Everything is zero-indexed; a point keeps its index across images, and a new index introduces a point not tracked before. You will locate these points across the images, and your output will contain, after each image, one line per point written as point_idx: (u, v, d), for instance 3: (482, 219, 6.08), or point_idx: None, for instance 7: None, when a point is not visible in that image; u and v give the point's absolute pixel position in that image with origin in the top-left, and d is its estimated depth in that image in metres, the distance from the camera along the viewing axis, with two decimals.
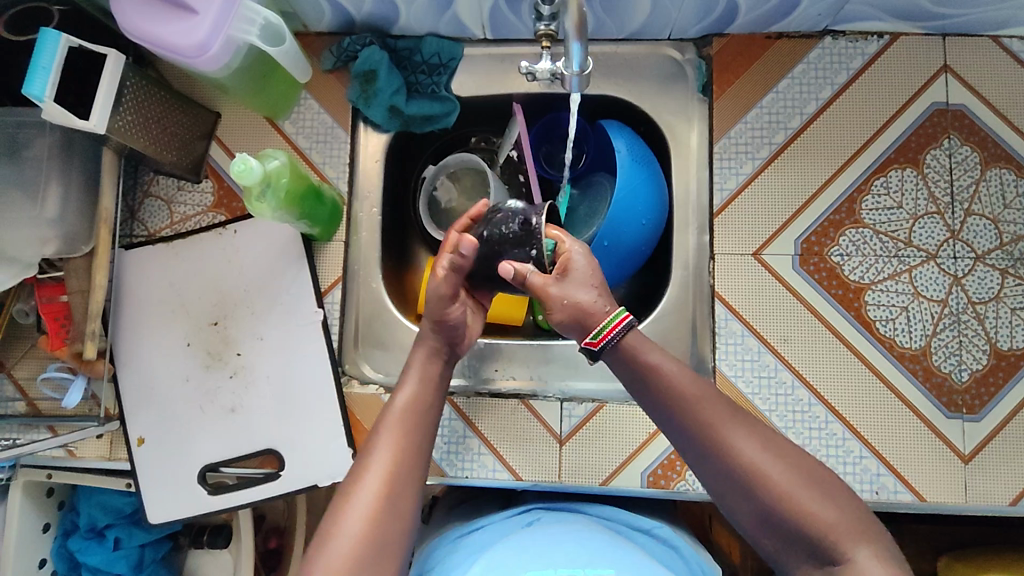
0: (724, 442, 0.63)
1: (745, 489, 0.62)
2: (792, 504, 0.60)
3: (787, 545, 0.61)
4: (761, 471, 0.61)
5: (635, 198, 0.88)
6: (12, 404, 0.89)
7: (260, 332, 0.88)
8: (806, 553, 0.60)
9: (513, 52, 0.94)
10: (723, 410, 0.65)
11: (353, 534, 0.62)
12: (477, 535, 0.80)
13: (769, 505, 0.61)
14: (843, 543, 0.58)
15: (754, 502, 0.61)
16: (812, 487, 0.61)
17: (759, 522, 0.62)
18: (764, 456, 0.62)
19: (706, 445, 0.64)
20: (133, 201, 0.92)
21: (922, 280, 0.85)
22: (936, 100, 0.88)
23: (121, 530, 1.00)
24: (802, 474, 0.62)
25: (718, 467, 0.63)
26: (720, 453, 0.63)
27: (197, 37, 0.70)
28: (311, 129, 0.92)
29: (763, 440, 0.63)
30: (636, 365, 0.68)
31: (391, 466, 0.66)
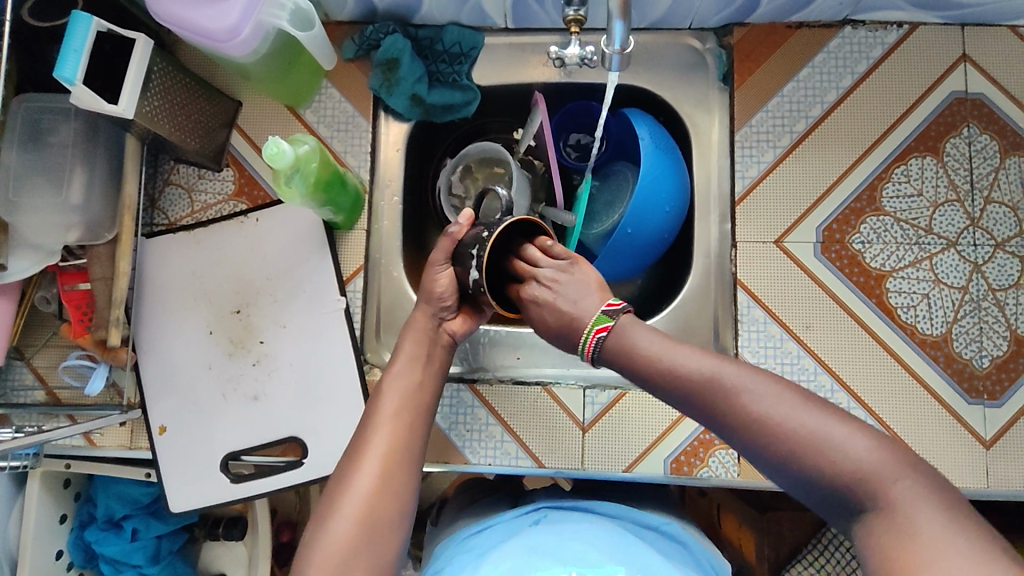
0: (731, 394, 0.58)
1: (760, 438, 0.56)
2: (818, 446, 0.53)
3: (822, 496, 0.54)
4: (774, 416, 0.55)
5: (658, 186, 0.88)
6: (32, 393, 0.88)
7: (283, 320, 0.88)
8: (843, 501, 0.53)
9: (534, 42, 0.94)
10: (724, 363, 0.60)
11: (351, 516, 0.59)
12: (483, 536, 0.75)
13: (787, 453, 0.54)
14: (883, 480, 0.51)
15: (773, 450, 0.55)
16: (834, 425, 0.54)
17: (785, 475, 0.55)
18: (776, 400, 0.56)
19: (715, 401, 0.58)
20: (154, 189, 0.92)
21: (943, 267, 0.86)
22: (955, 89, 0.89)
23: (138, 521, 1.00)
24: (819, 410, 0.55)
25: (728, 422, 0.58)
26: (727, 407, 0.58)
27: (229, 21, 0.70)
28: (333, 118, 0.92)
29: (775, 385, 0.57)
30: (627, 341, 0.64)
31: (384, 449, 0.64)
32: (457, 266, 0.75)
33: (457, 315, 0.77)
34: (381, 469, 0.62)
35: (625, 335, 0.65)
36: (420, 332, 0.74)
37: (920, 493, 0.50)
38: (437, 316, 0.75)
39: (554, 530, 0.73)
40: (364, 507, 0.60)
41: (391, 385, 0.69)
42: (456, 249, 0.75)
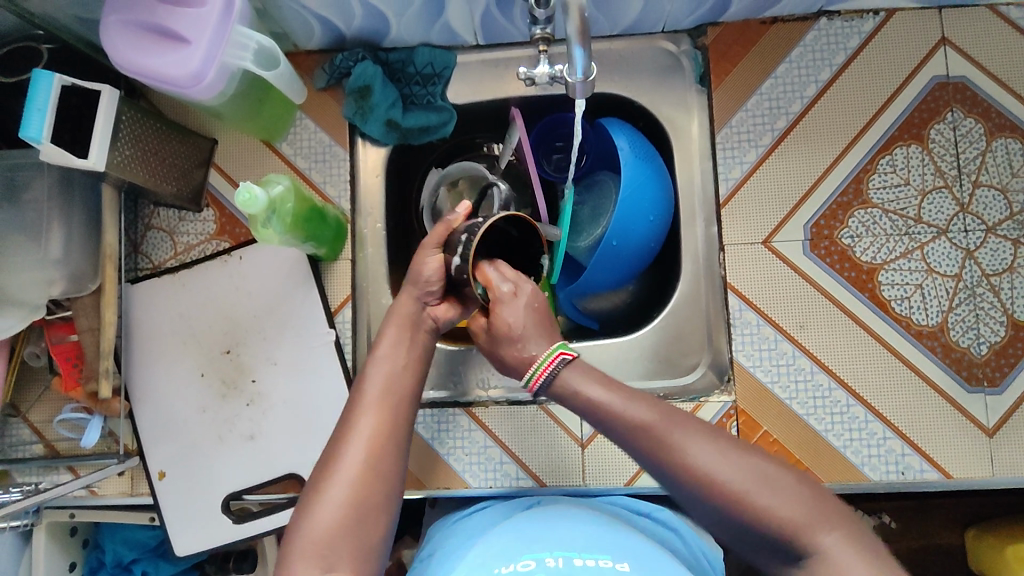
0: (670, 450, 0.59)
1: (696, 493, 0.58)
2: (746, 502, 0.56)
3: (748, 544, 0.58)
4: (713, 475, 0.57)
5: (641, 195, 0.87)
6: (29, 447, 0.88)
7: (274, 357, 0.87)
8: (771, 549, 0.56)
9: (506, 57, 0.93)
10: (674, 417, 0.61)
11: (339, 501, 0.58)
12: (475, 521, 0.77)
13: (719, 506, 0.57)
14: (806, 534, 0.55)
15: (706, 505, 0.57)
16: (766, 480, 0.57)
17: (717, 526, 0.58)
18: (718, 458, 0.58)
19: (657, 457, 0.59)
20: (135, 234, 0.91)
21: (934, 256, 0.84)
22: (936, 74, 0.87)
23: (147, 564, 1.00)
24: (754, 468, 0.58)
25: (672, 477, 0.59)
26: (670, 462, 0.59)
27: (192, 67, 0.70)
28: (309, 149, 0.91)
29: (717, 443, 0.59)
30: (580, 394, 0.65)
31: (377, 432, 0.63)
32: (447, 252, 0.73)
33: (442, 301, 0.75)
34: (370, 452, 0.61)
35: (561, 387, 0.66)
36: (405, 316, 0.72)
37: (843, 544, 0.54)
38: (419, 300, 0.73)
39: (543, 515, 0.74)
40: (344, 491, 0.59)
41: None
42: (449, 238, 0.74)
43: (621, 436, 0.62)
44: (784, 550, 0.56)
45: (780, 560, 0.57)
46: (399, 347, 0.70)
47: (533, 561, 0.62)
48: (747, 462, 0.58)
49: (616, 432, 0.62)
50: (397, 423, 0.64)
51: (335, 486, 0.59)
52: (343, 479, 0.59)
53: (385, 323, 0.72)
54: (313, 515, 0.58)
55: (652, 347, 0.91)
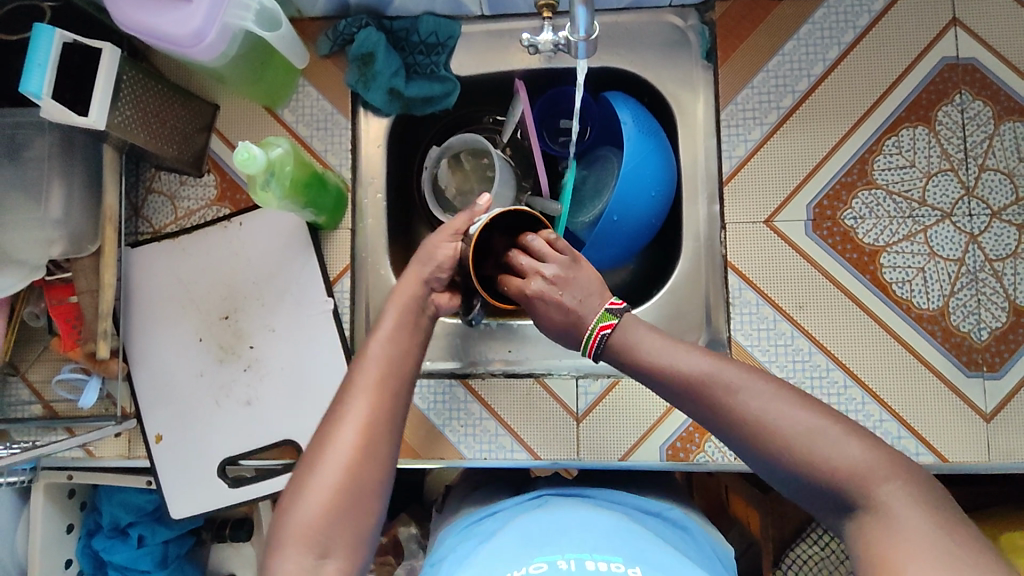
0: (725, 399, 0.55)
1: (754, 443, 0.54)
2: (811, 452, 0.52)
3: (811, 498, 0.53)
4: (771, 421, 0.53)
5: (642, 169, 0.86)
6: (28, 407, 0.89)
7: (272, 324, 0.87)
8: (836, 505, 0.51)
9: (511, 28, 0.92)
10: (725, 365, 0.57)
11: (326, 489, 0.56)
12: (485, 524, 0.76)
13: (781, 454, 0.52)
14: (874, 481, 0.50)
15: (762, 449, 0.53)
16: (828, 425, 0.53)
17: (775, 470, 0.53)
18: (771, 398, 0.54)
19: (708, 400, 0.56)
20: (136, 198, 0.91)
21: (937, 239, 0.84)
22: (945, 55, 0.86)
23: (144, 528, 1.01)
24: (815, 413, 0.53)
25: (722, 426, 0.56)
26: (725, 412, 0.55)
27: (192, 25, 0.69)
28: (311, 117, 0.90)
29: (772, 386, 0.55)
30: (625, 339, 0.62)
31: (368, 419, 0.60)
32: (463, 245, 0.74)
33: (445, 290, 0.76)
34: (362, 439, 0.59)
35: (605, 330, 0.63)
36: (408, 300, 0.72)
37: (904, 491, 0.49)
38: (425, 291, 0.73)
39: (551, 517, 0.73)
40: (333, 478, 0.57)
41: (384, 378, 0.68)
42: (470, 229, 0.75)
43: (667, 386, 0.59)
44: (844, 505, 0.51)
45: (843, 517, 0.51)
46: (401, 332, 0.68)
47: (545, 564, 0.62)
48: (809, 408, 0.53)
49: (663, 382, 0.59)
50: (392, 416, 0.62)
51: (322, 473, 0.57)
52: (333, 465, 0.57)
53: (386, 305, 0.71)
54: (298, 504, 0.56)
55: (650, 325, 0.90)
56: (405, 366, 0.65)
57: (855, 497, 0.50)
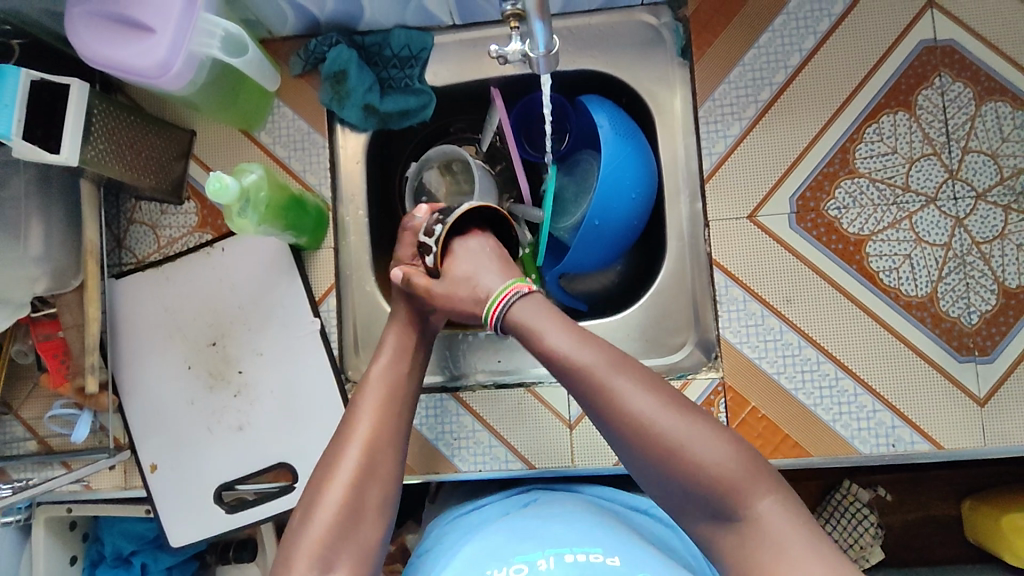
0: (616, 398, 0.61)
1: (638, 440, 0.60)
2: (684, 455, 0.58)
3: (674, 497, 0.60)
4: (655, 426, 0.59)
5: (620, 174, 0.86)
6: (23, 443, 0.89)
7: (260, 347, 0.87)
8: (702, 505, 0.59)
9: (484, 36, 0.92)
10: (618, 368, 0.63)
11: (332, 506, 0.63)
12: (475, 516, 0.79)
13: (658, 458, 0.59)
14: (745, 496, 0.57)
15: (643, 451, 0.59)
16: (710, 440, 0.59)
17: (650, 468, 0.60)
18: (657, 407, 0.60)
19: (599, 400, 0.61)
20: (118, 229, 0.91)
21: (923, 225, 0.83)
22: (923, 38, 0.85)
23: (147, 556, 1.01)
24: (692, 422, 0.60)
25: (608, 421, 0.61)
26: (611, 407, 0.61)
27: (156, 56, 0.69)
28: (287, 137, 0.90)
29: (659, 397, 0.61)
30: (537, 335, 0.66)
31: (374, 443, 0.67)
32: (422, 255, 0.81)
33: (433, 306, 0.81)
34: (368, 458, 0.66)
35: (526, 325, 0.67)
36: (404, 324, 0.78)
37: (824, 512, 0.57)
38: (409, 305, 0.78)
39: (536, 515, 0.74)
40: (340, 495, 0.64)
41: (376, 380, 0.73)
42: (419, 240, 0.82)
43: (564, 378, 0.64)
44: (710, 506, 0.58)
45: (712, 519, 0.58)
46: (399, 359, 0.75)
47: (525, 565, 0.63)
48: (695, 423, 0.60)
49: (564, 376, 0.64)
50: (403, 434, 0.70)
51: (330, 491, 0.64)
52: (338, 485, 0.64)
53: (387, 328, 0.78)
54: (305, 522, 0.63)
55: (638, 326, 0.90)
56: (408, 389, 0.74)
57: (729, 503, 0.57)
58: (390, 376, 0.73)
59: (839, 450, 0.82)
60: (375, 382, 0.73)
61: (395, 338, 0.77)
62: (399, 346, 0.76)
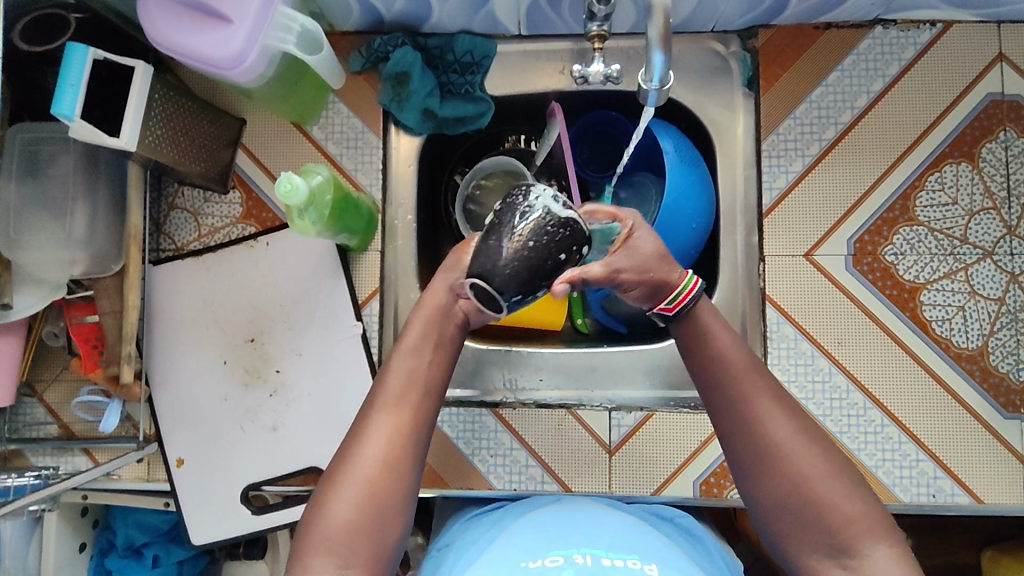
0: (760, 418, 0.60)
1: (773, 465, 0.58)
2: (815, 490, 0.57)
3: (788, 526, 0.58)
4: (794, 454, 0.58)
5: (686, 200, 0.85)
6: (44, 427, 0.86)
7: (300, 347, 0.85)
8: (816, 541, 0.57)
9: (548, 49, 0.90)
10: (767, 390, 0.61)
11: (350, 501, 0.57)
12: (499, 513, 0.76)
13: (790, 488, 0.58)
14: (857, 533, 0.56)
15: (775, 479, 0.58)
16: (839, 480, 0.58)
17: (774, 497, 0.58)
18: (799, 437, 0.59)
19: (744, 414, 0.60)
20: (158, 213, 0.88)
21: (978, 278, 0.83)
22: (991, 91, 0.85)
23: (159, 548, 0.99)
24: (830, 460, 0.59)
25: (747, 445, 0.60)
26: (755, 425, 0.59)
27: (232, 48, 0.67)
28: (341, 135, 0.88)
29: (803, 427, 0.60)
30: (692, 334, 0.64)
31: (397, 432, 0.60)
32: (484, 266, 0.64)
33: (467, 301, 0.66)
34: (389, 452, 0.59)
35: (697, 330, 0.64)
36: (430, 314, 0.65)
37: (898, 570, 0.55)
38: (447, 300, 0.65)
39: (564, 511, 0.72)
40: (357, 490, 0.57)
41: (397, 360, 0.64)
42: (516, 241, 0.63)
43: (708, 394, 0.62)
44: (829, 544, 0.56)
45: (821, 553, 0.57)
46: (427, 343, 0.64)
47: (561, 558, 0.60)
48: (830, 460, 0.59)
49: (710, 386, 0.62)
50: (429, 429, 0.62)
51: (347, 483, 0.58)
52: (355, 478, 0.58)
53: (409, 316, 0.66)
54: (322, 512, 0.57)
55: None
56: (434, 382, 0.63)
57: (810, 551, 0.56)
58: (417, 353, 0.64)
59: (879, 496, 0.82)
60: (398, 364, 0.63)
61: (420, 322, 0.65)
62: (424, 335, 0.64)
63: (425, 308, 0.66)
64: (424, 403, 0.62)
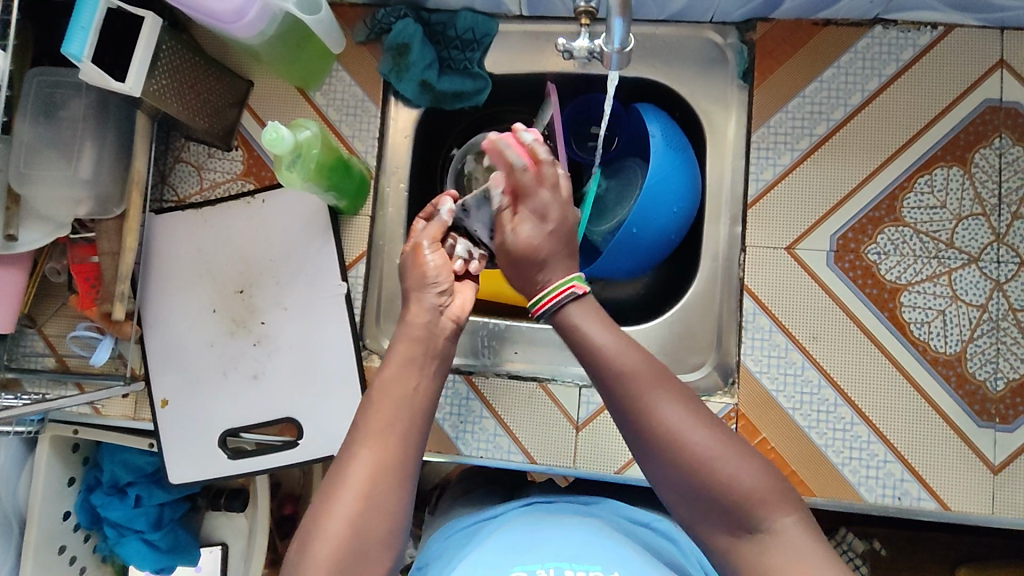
0: (648, 408, 0.61)
1: (667, 452, 0.60)
2: (712, 471, 0.58)
3: (698, 507, 0.59)
4: (685, 440, 0.59)
5: (667, 184, 0.86)
6: (41, 359, 0.90)
7: (285, 302, 0.88)
8: (721, 520, 0.59)
9: (548, 30, 0.92)
10: (655, 377, 0.62)
11: (333, 540, 0.57)
12: (477, 528, 0.78)
13: (685, 470, 0.59)
14: (760, 506, 0.57)
15: (669, 467, 0.60)
16: (731, 455, 0.59)
17: (671, 484, 0.60)
18: (688, 422, 0.60)
19: (633, 407, 0.61)
20: (164, 165, 0.92)
21: (961, 283, 0.82)
22: (989, 96, 0.84)
23: (142, 488, 1.02)
24: (723, 439, 0.60)
25: (639, 433, 0.61)
26: (644, 419, 0.61)
27: (235, 3, 0.72)
28: (342, 101, 0.91)
29: (692, 410, 0.61)
30: (581, 332, 0.66)
31: (379, 469, 0.60)
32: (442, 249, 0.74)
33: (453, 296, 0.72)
34: (373, 487, 0.59)
35: (572, 322, 0.67)
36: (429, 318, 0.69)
37: (799, 529, 0.57)
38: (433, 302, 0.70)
39: (533, 525, 0.74)
40: (340, 530, 0.57)
41: (380, 391, 0.64)
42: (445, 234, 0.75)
43: (602, 390, 0.64)
44: (735, 521, 0.58)
45: (734, 531, 0.58)
46: (409, 369, 0.66)
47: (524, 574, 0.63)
48: (719, 438, 0.60)
49: (603, 372, 0.63)
50: (410, 461, 0.62)
51: (330, 524, 0.57)
52: (340, 517, 0.57)
53: (394, 339, 0.67)
54: (306, 553, 0.57)
55: (659, 340, 0.90)
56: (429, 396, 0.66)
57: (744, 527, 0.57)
58: (399, 383, 0.65)
59: (844, 495, 0.82)
60: (381, 397, 0.64)
61: (404, 347, 0.67)
62: (406, 357, 0.66)
63: (407, 332, 0.68)
64: (401, 431, 0.62)
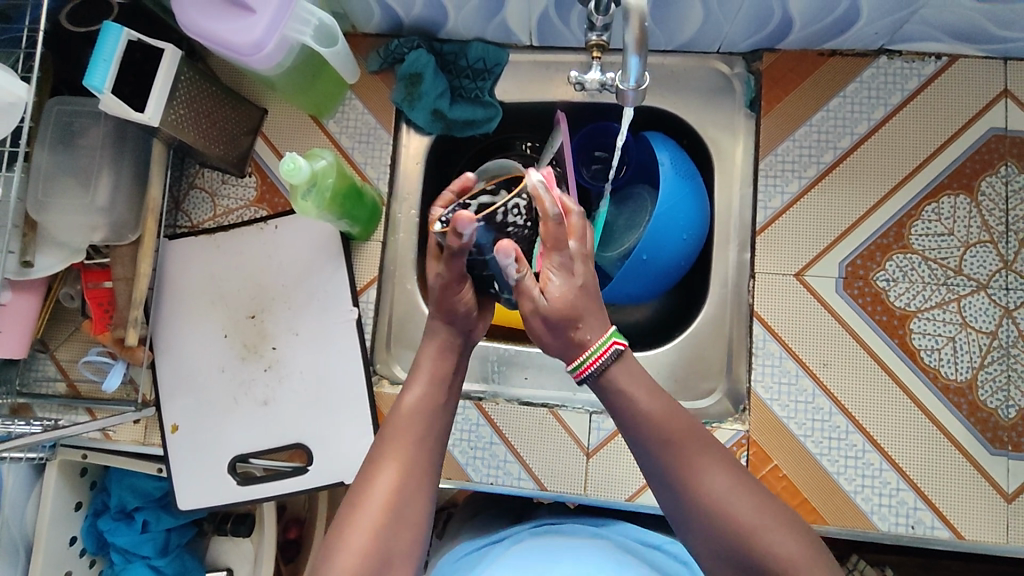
0: (693, 479, 0.60)
1: (710, 522, 0.59)
2: (760, 544, 0.57)
3: None
4: (730, 509, 0.58)
5: (677, 212, 0.87)
6: (52, 384, 0.91)
7: (297, 328, 0.89)
8: None
9: (557, 60, 0.94)
10: (697, 448, 0.61)
11: (358, 549, 0.57)
12: (486, 553, 0.78)
13: (730, 541, 0.58)
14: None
15: (714, 538, 0.59)
16: (778, 522, 0.58)
17: (713, 552, 0.59)
18: (732, 492, 0.59)
19: (678, 475, 0.60)
20: (178, 191, 0.93)
21: (970, 310, 0.82)
22: (994, 125, 0.85)
23: (149, 514, 1.02)
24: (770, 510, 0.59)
25: (681, 501, 0.60)
26: (689, 487, 0.60)
27: (253, 36, 0.73)
28: (354, 129, 0.92)
29: (734, 477, 0.60)
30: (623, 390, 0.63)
31: (402, 477, 0.61)
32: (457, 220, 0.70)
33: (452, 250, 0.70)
34: (397, 495, 0.60)
35: (612, 384, 0.63)
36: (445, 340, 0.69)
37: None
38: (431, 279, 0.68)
39: (542, 548, 0.74)
40: (364, 539, 0.57)
41: (406, 403, 0.65)
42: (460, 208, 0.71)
43: (645, 456, 0.62)
44: None
45: None
46: (435, 384, 0.67)
47: None
48: (764, 510, 0.59)
49: (643, 439, 0.62)
50: (432, 472, 0.63)
51: (355, 532, 0.58)
52: (365, 523, 0.58)
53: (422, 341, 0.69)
54: (330, 560, 0.57)
55: (668, 365, 0.91)
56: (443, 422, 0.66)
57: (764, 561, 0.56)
58: (426, 389, 0.66)
59: (856, 523, 0.81)
60: (407, 410, 0.65)
61: (429, 358, 0.68)
62: (433, 371, 0.68)
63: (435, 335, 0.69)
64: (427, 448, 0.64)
